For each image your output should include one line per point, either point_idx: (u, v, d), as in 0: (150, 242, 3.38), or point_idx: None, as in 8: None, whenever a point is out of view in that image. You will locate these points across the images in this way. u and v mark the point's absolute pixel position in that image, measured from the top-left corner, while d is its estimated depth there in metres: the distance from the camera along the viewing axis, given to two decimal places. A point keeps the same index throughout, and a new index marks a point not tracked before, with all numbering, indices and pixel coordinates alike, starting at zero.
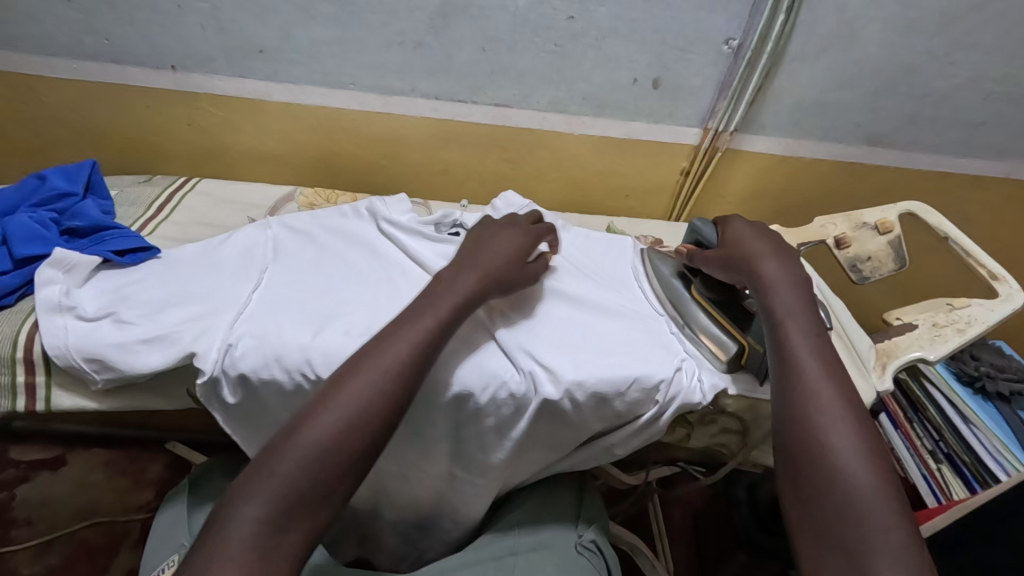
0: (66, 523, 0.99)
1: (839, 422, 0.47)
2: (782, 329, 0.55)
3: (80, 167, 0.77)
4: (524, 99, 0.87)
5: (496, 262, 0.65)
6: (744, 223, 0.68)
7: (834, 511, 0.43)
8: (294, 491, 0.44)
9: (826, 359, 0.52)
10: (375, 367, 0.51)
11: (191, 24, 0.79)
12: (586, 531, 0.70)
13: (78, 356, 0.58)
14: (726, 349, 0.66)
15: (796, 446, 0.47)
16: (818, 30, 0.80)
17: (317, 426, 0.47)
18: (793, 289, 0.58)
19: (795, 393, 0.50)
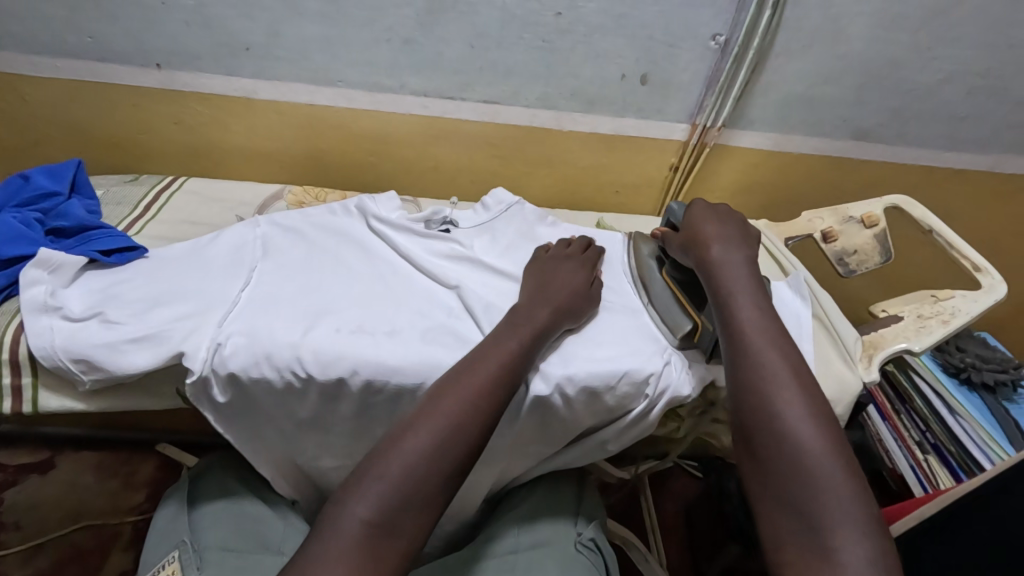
0: (56, 526, 0.98)
1: (789, 390, 0.49)
2: (731, 305, 0.57)
3: (65, 167, 0.76)
4: (513, 95, 0.87)
5: (566, 294, 0.67)
6: (704, 204, 0.70)
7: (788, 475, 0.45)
8: (400, 494, 0.47)
9: (772, 332, 0.54)
10: (475, 385, 0.54)
11: (176, 21, 0.78)
12: (586, 528, 0.70)
13: (65, 356, 0.58)
14: (680, 326, 0.67)
15: (750, 418, 0.49)
16: (804, 26, 0.81)
17: (418, 435, 0.50)
18: (739, 266, 0.61)
19: (744, 366, 0.52)
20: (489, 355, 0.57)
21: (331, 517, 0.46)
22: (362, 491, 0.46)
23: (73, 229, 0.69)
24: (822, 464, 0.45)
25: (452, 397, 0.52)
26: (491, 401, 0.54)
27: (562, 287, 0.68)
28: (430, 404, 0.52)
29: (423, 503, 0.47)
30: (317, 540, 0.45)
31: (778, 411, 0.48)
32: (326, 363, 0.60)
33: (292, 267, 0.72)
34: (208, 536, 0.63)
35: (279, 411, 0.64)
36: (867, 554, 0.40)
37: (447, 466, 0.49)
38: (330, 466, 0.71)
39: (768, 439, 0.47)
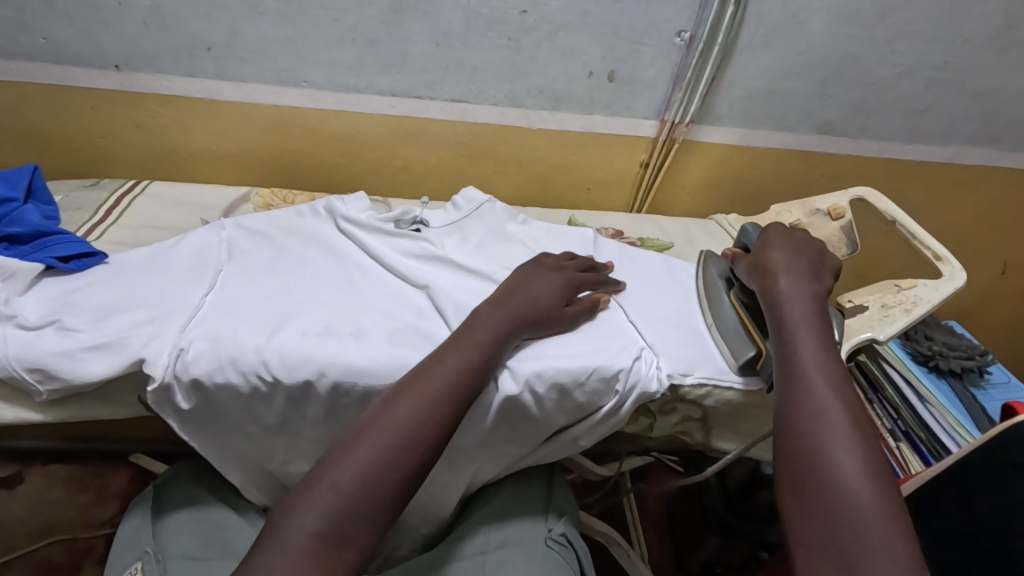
0: (24, 543, 0.96)
1: (837, 436, 0.47)
2: (793, 346, 0.55)
3: (20, 172, 0.73)
4: (480, 94, 0.87)
5: (535, 308, 0.66)
6: (782, 231, 0.69)
7: (838, 536, 0.42)
8: (351, 505, 0.46)
9: (835, 378, 0.52)
10: (425, 390, 0.53)
11: (134, 22, 0.77)
12: (556, 524, 0.70)
13: (19, 366, 0.56)
14: (744, 353, 0.67)
15: (796, 461, 0.47)
16: (767, 21, 0.82)
17: (369, 444, 0.49)
18: (808, 307, 0.59)
19: (800, 407, 0.50)
20: (446, 360, 0.57)
21: (277, 527, 0.45)
22: (310, 500, 0.45)
23: (26, 235, 0.67)
24: (871, 525, 0.41)
25: (405, 405, 0.52)
26: (445, 407, 0.53)
27: (547, 297, 0.67)
28: (382, 411, 0.51)
29: (374, 514, 0.47)
30: (260, 553, 0.44)
31: (829, 461, 0.46)
32: (292, 366, 0.59)
33: (258, 270, 0.71)
34: (173, 542, 0.62)
35: (243, 416, 0.62)
36: None
37: (401, 475, 0.49)
38: (300, 471, 0.69)
39: (814, 485, 0.45)
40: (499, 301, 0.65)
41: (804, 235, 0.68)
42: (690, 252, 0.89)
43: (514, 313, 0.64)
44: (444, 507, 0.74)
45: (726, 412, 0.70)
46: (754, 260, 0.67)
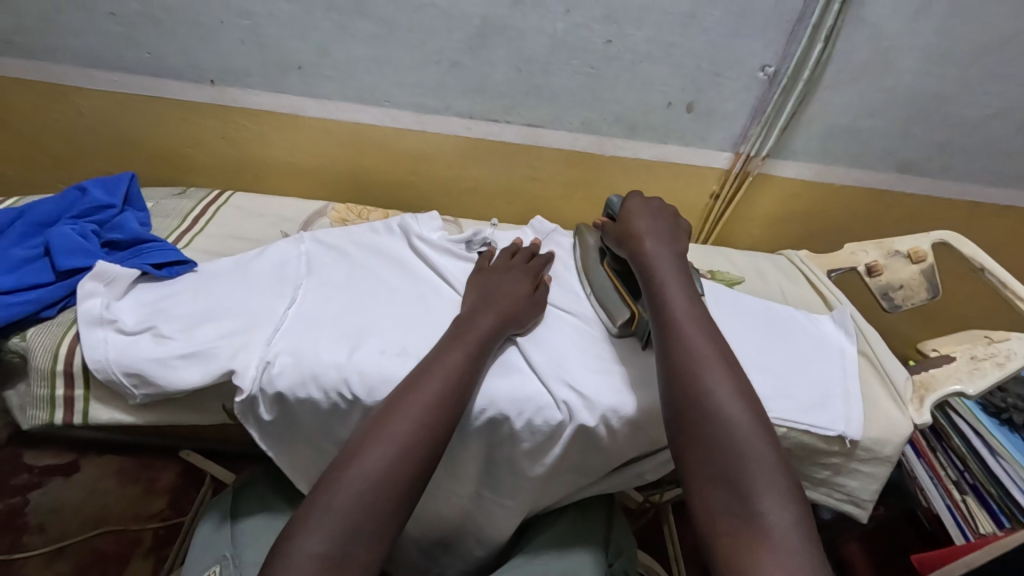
0: (78, 530, 1.01)
1: (717, 376, 0.51)
2: (661, 285, 0.60)
3: (119, 179, 0.76)
4: (557, 119, 0.88)
5: (512, 300, 0.68)
6: (641, 198, 0.72)
7: (708, 410, 0.48)
8: (351, 523, 0.45)
9: (698, 318, 0.56)
10: (414, 400, 0.53)
11: (232, 40, 0.80)
12: (617, 561, 0.70)
13: (118, 369, 0.58)
14: (619, 315, 0.69)
15: (688, 407, 0.49)
16: (854, 59, 0.80)
17: (364, 462, 0.48)
18: (670, 262, 0.63)
19: (677, 355, 0.53)
20: (434, 371, 0.57)
21: (280, 557, 0.43)
22: (309, 526, 0.44)
23: (127, 241, 0.70)
24: (754, 441, 0.46)
25: (400, 414, 0.52)
26: (436, 413, 0.53)
27: (511, 297, 0.68)
28: (375, 428, 0.51)
29: (375, 527, 0.46)
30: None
31: (712, 397, 0.49)
32: (372, 386, 0.60)
33: (331, 283, 0.72)
34: (250, 552, 0.62)
35: (320, 430, 0.64)
36: (794, 516, 0.42)
37: (401, 484, 0.48)
38: None
39: (697, 414, 0.49)
40: (476, 314, 0.66)
41: (659, 203, 0.71)
42: (762, 287, 0.87)
43: (493, 326, 0.64)
44: (502, 533, 0.74)
45: (797, 456, 0.67)
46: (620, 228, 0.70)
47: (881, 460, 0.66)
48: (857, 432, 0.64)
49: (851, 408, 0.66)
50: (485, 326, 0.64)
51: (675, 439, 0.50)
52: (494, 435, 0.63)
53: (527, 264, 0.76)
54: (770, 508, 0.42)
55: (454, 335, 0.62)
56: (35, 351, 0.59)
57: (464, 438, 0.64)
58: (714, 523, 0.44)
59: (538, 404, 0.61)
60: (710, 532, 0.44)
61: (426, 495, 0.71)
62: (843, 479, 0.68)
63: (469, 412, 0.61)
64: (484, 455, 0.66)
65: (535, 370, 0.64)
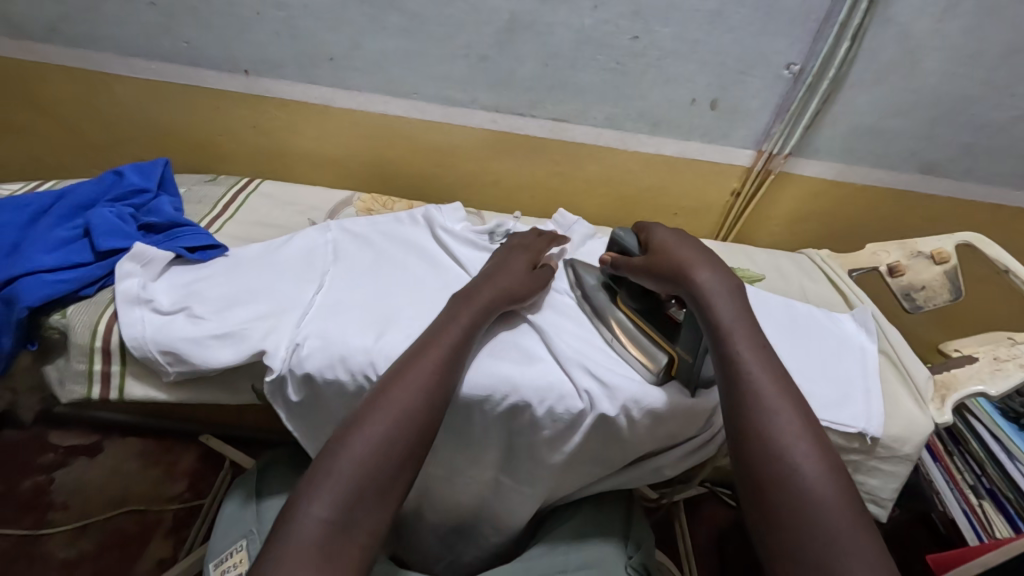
0: (100, 509, 1.04)
1: (801, 450, 0.45)
2: (727, 330, 0.53)
3: (154, 165, 0.79)
4: (581, 114, 0.89)
5: (514, 279, 0.70)
6: (667, 230, 0.66)
7: (794, 492, 0.43)
8: (353, 489, 0.46)
9: (776, 376, 0.49)
10: (414, 369, 0.55)
11: (265, 31, 0.82)
12: (635, 554, 0.69)
13: (154, 347, 0.60)
14: (656, 359, 0.64)
15: (770, 486, 0.44)
16: (881, 58, 0.80)
17: (369, 429, 0.49)
18: (733, 301, 0.55)
19: (755, 424, 0.47)
20: (434, 344, 0.58)
21: (287, 520, 0.44)
22: (317, 492, 0.45)
23: (162, 224, 0.72)
24: (849, 532, 0.40)
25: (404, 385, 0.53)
26: (437, 392, 0.54)
27: (511, 275, 0.70)
28: (378, 398, 0.52)
29: (377, 495, 0.47)
30: (274, 543, 0.43)
31: (799, 478, 0.43)
32: None
33: (355, 270, 0.73)
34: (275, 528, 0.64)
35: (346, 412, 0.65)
36: None
37: (403, 448, 0.49)
38: None
39: (783, 500, 0.43)
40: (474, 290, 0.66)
41: (686, 232, 0.65)
42: (782, 286, 0.87)
43: (489, 300, 0.65)
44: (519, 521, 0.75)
45: None
46: (660, 260, 0.62)
47: (901, 458, 0.66)
48: (878, 429, 0.64)
49: (872, 406, 0.66)
50: (483, 299, 0.65)
51: (754, 519, 0.44)
52: (515, 423, 0.64)
53: (534, 241, 0.78)
54: None
55: (452, 310, 0.63)
56: (74, 328, 0.61)
57: (486, 424, 0.65)
58: None
59: (560, 393, 0.62)
60: None
61: (445, 480, 0.72)
62: (863, 476, 0.68)
63: (493, 399, 0.62)
64: (505, 442, 0.67)
65: (556, 358, 0.65)
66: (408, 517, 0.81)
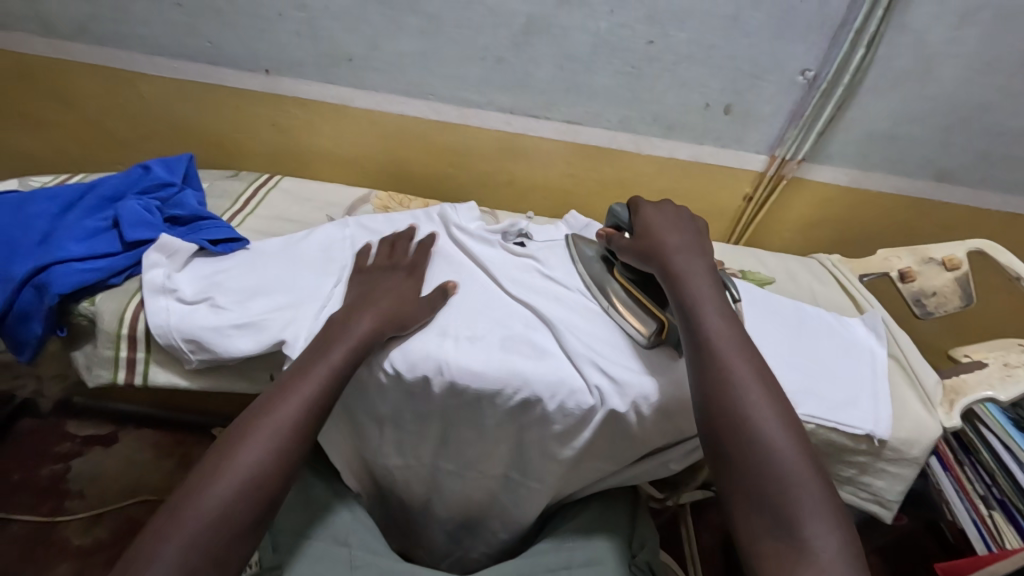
0: (115, 498, 1.06)
1: (758, 401, 0.50)
2: (694, 302, 0.58)
3: (179, 159, 0.81)
4: (595, 117, 0.90)
5: (391, 305, 0.65)
6: (654, 209, 0.69)
7: (750, 438, 0.48)
8: (184, 564, 0.43)
9: (736, 340, 0.55)
10: (264, 425, 0.51)
11: (289, 32, 0.84)
12: (640, 551, 0.72)
13: (178, 335, 0.62)
14: (648, 325, 0.67)
15: (728, 433, 0.49)
16: (894, 65, 0.81)
17: (203, 499, 0.46)
18: (701, 277, 0.61)
19: (717, 383, 0.52)
20: (294, 389, 0.54)
21: None
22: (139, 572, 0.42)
23: (187, 217, 0.74)
24: (797, 469, 0.46)
25: (250, 444, 0.50)
26: (283, 447, 0.51)
27: (389, 301, 0.66)
28: (219, 458, 0.49)
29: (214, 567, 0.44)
30: None
31: (754, 426, 0.49)
32: (413, 362, 0.63)
33: (369, 260, 0.75)
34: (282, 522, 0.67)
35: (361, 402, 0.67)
36: (839, 541, 0.43)
37: (239, 519, 0.47)
38: (397, 466, 0.74)
39: (741, 447, 0.48)
40: (352, 321, 0.62)
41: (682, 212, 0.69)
42: (792, 289, 0.88)
43: (366, 335, 0.61)
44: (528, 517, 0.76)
45: (824, 453, 0.68)
46: (644, 243, 0.66)
47: (909, 461, 0.67)
48: (885, 431, 0.65)
49: (879, 409, 0.67)
50: (359, 331, 0.61)
51: (714, 463, 0.50)
52: (526, 417, 0.65)
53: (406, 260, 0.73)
54: (816, 533, 0.43)
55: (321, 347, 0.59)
56: (103, 315, 0.63)
57: (498, 418, 0.66)
58: (758, 545, 0.45)
59: (571, 388, 0.63)
60: (755, 556, 0.45)
61: (456, 473, 0.73)
62: (869, 478, 0.69)
63: (504, 393, 0.63)
64: (516, 437, 0.68)
65: (566, 354, 0.66)
66: (417, 512, 0.82)
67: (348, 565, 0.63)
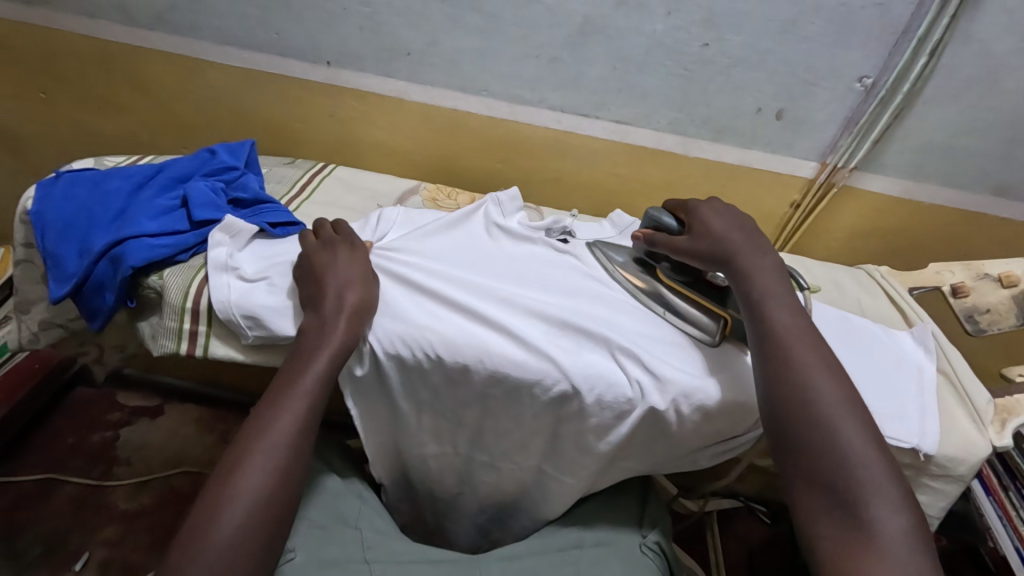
0: (159, 467, 1.11)
1: (827, 390, 0.52)
2: (758, 293, 0.59)
3: (242, 145, 0.85)
4: (644, 118, 0.90)
5: (352, 292, 0.64)
6: (702, 208, 0.68)
7: (819, 425, 0.50)
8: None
9: (801, 329, 0.56)
10: (260, 450, 0.52)
11: (350, 25, 0.87)
12: (650, 532, 0.73)
13: (238, 311, 0.65)
14: (711, 323, 0.67)
15: (796, 420, 0.51)
16: (958, 75, 0.79)
17: (217, 522, 0.48)
18: (767, 268, 0.61)
19: (784, 372, 0.53)
20: (283, 407, 0.55)
21: None
22: None
23: (249, 200, 0.78)
24: (865, 455, 0.48)
25: (251, 471, 0.51)
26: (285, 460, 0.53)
27: (353, 288, 0.64)
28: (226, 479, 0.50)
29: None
30: None
31: (823, 413, 0.50)
32: (456, 349, 0.65)
33: (415, 244, 0.76)
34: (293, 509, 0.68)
35: (405, 387, 0.69)
36: (902, 522, 0.45)
37: (258, 539, 0.49)
38: (434, 452, 0.76)
39: (808, 433, 0.50)
40: (325, 329, 0.61)
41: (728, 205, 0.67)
42: (838, 299, 0.87)
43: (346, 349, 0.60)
44: (556, 512, 0.76)
45: None
46: (699, 241, 0.65)
47: (953, 478, 0.65)
48: (932, 447, 0.64)
49: (926, 423, 0.65)
50: (336, 340, 0.60)
51: (776, 447, 0.52)
52: (564, 411, 0.67)
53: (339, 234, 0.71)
54: (881, 513, 0.46)
55: (304, 360, 0.59)
56: (169, 288, 0.67)
57: (536, 410, 0.67)
58: (817, 524, 0.48)
59: (612, 382, 0.64)
60: (814, 533, 0.47)
61: (491, 461, 0.75)
62: (909, 492, 0.68)
63: (544, 384, 0.64)
64: (552, 430, 0.69)
65: (608, 348, 0.66)
66: (447, 499, 0.84)
67: (362, 546, 0.66)
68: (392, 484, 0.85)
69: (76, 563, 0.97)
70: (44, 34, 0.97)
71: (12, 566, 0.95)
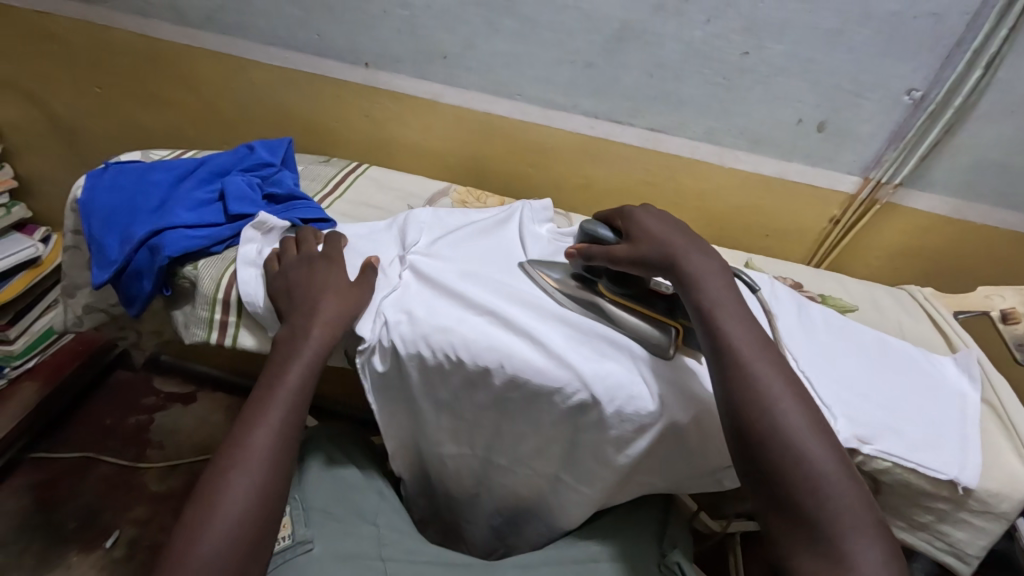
0: (189, 453, 1.15)
1: (794, 412, 0.49)
2: (712, 308, 0.56)
3: (279, 142, 0.88)
4: (679, 126, 0.89)
5: (308, 293, 0.64)
6: (648, 215, 0.66)
7: (793, 454, 0.47)
8: None
9: (757, 346, 0.54)
10: (224, 471, 0.53)
11: (390, 28, 0.88)
12: (671, 553, 0.70)
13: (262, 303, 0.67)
14: (666, 332, 0.67)
15: (770, 447, 0.48)
16: (1015, 91, 0.75)
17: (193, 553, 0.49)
18: (716, 279, 0.59)
19: (749, 397, 0.50)
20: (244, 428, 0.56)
21: None
22: None
23: (282, 196, 0.80)
24: (837, 481, 0.46)
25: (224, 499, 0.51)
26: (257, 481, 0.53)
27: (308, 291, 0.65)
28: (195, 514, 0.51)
29: None
30: None
31: (795, 441, 0.48)
32: (478, 351, 0.64)
33: (441, 245, 0.77)
34: (314, 500, 0.69)
35: (426, 386, 0.69)
36: (883, 554, 0.44)
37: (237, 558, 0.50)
38: (450, 453, 0.76)
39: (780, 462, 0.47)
40: (300, 337, 0.62)
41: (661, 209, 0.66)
42: (877, 319, 0.83)
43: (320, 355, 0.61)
44: (573, 523, 0.75)
45: (901, 495, 0.64)
46: (646, 248, 0.63)
47: (996, 516, 0.61)
48: (972, 480, 0.60)
49: (966, 455, 0.61)
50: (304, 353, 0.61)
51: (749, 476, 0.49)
52: (581, 421, 0.65)
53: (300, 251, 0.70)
54: (861, 547, 0.44)
55: (267, 372, 0.60)
56: (203, 279, 0.69)
57: (553, 418, 0.66)
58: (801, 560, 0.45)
59: (632, 393, 0.62)
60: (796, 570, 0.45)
61: (508, 467, 0.75)
62: (948, 527, 0.64)
63: (564, 392, 0.63)
64: (570, 439, 0.68)
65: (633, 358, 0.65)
66: (463, 502, 0.84)
67: (378, 542, 0.67)
68: (409, 483, 0.85)
69: (107, 540, 1.01)
70: (101, 33, 1.02)
71: (49, 539, 1.00)
